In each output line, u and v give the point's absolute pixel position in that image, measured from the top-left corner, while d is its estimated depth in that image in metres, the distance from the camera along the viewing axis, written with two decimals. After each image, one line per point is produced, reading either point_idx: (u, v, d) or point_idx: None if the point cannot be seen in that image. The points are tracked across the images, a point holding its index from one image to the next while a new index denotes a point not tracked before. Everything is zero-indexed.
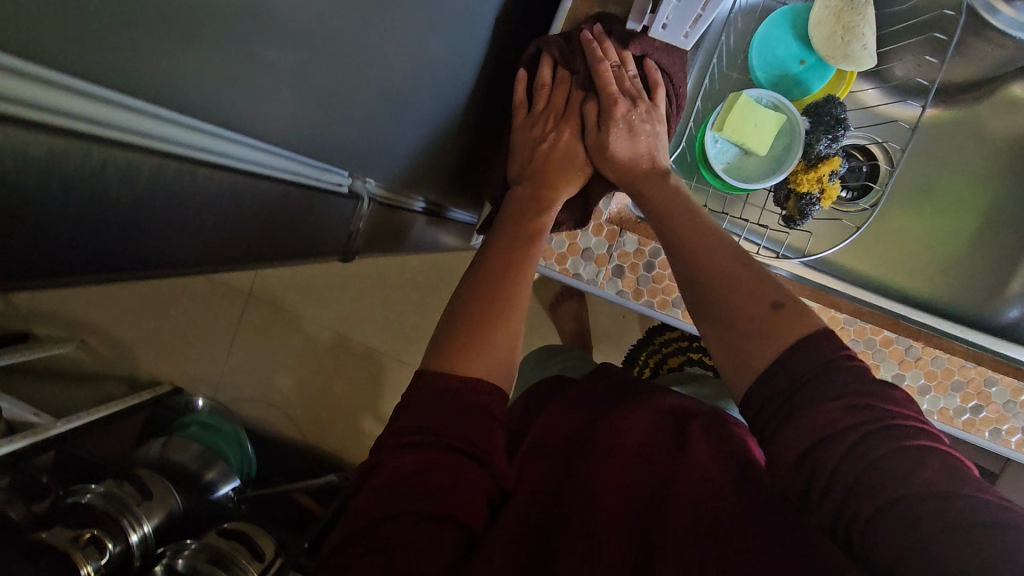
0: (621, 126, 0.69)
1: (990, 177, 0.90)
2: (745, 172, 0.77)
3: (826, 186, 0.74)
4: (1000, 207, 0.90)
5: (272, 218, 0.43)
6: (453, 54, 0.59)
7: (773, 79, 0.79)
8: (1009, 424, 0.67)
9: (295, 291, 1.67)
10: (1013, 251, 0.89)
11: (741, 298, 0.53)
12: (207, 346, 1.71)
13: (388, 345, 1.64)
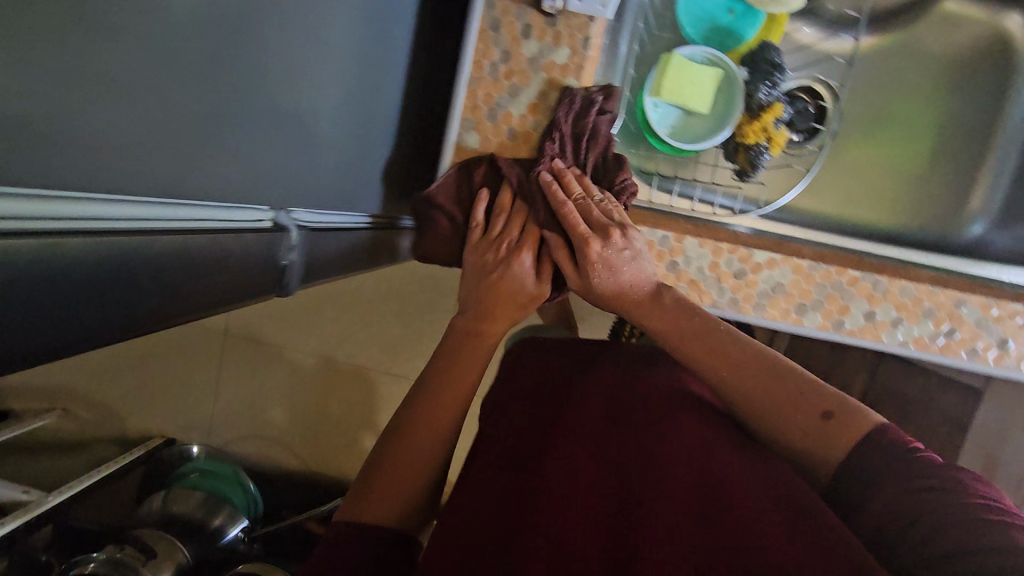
0: (599, 267, 0.63)
1: (936, 96, 0.89)
2: (690, 132, 0.76)
3: (771, 134, 0.73)
4: (950, 125, 0.89)
5: (192, 279, 0.38)
6: (354, 53, 0.54)
7: (705, 33, 0.77)
8: (983, 340, 0.67)
9: (272, 321, 1.63)
10: (970, 167, 0.89)
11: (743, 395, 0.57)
12: (191, 393, 1.67)
13: (375, 360, 1.62)
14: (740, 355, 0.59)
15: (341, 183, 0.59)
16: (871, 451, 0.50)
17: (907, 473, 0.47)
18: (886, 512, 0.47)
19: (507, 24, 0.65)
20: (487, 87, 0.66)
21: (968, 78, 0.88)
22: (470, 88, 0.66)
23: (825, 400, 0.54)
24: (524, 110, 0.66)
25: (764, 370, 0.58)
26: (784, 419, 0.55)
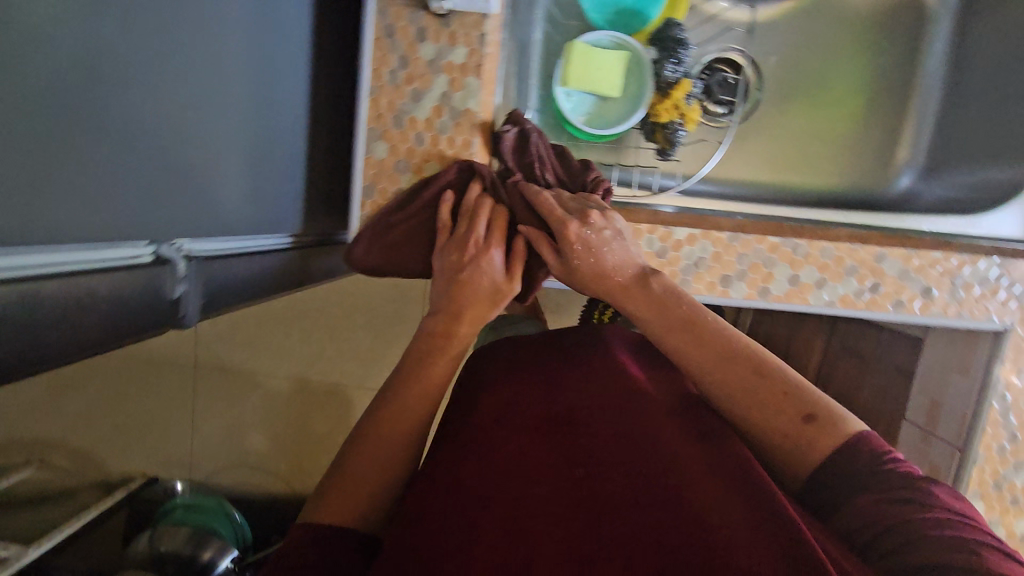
0: (579, 245, 0.59)
1: (853, 55, 0.90)
2: (606, 118, 0.76)
3: (684, 110, 0.73)
4: (869, 81, 0.90)
5: (52, 326, 0.34)
6: (229, 66, 0.52)
7: (610, 17, 0.77)
8: (908, 292, 0.68)
9: (242, 348, 1.57)
10: (892, 121, 0.89)
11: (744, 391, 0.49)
12: (167, 429, 1.59)
13: (349, 375, 1.59)
14: (719, 353, 0.51)
15: (251, 205, 0.59)
16: (853, 453, 0.44)
17: (874, 482, 0.42)
18: (858, 519, 0.41)
19: (402, 28, 0.65)
20: (389, 95, 0.66)
21: (882, 34, 0.89)
22: (372, 97, 0.66)
23: (807, 402, 0.47)
24: (429, 113, 0.66)
25: (751, 364, 0.50)
26: (775, 422, 0.47)
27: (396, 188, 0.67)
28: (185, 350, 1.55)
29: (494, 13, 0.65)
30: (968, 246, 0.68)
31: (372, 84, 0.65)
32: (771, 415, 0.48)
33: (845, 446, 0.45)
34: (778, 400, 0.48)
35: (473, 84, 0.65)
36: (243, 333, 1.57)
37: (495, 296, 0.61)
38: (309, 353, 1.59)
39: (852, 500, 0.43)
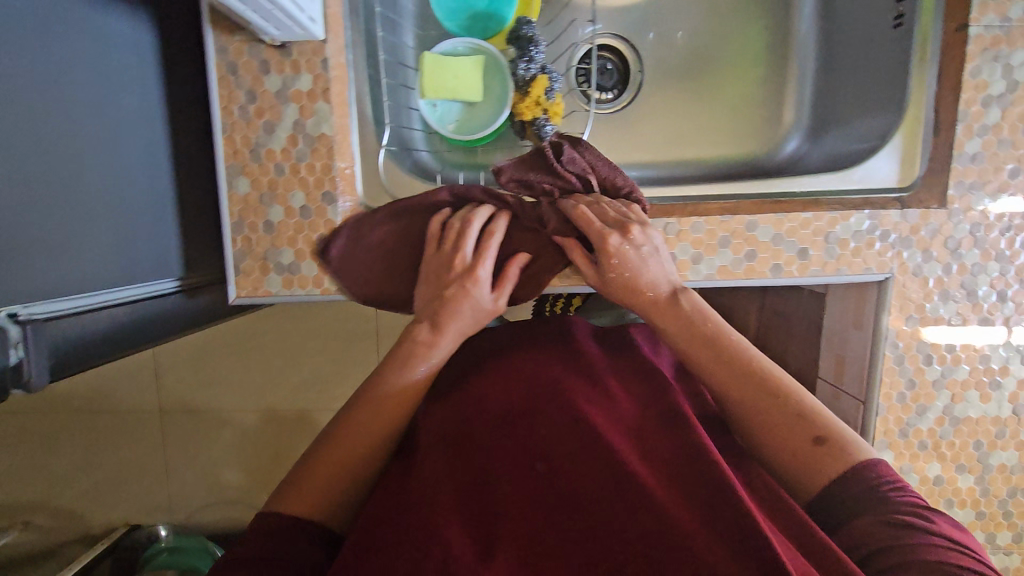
0: (615, 260, 0.61)
1: (731, 26, 0.89)
2: (476, 123, 0.75)
3: (546, 106, 0.72)
4: (747, 45, 0.89)
5: None
6: (55, 126, 0.50)
7: (466, 23, 0.74)
8: (785, 256, 0.68)
9: (203, 384, 1.43)
10: (777, 86, 0.88)
11: (759, 404, 0.52)
12: (129, 485, 1.46)
13: (316, 403, 1.44)
14: (740, 375, 0.54)
15: (113, 259, 0.57)
16: (856, 479, 0.47)
17: (877, 500, 0.45)
18: (851, 540, 0.45)
19: (244, 62, 0.64)
20: (242, 130, 0.66)
21: (756, 1, 0.88)
22: (226, 135, 0.66)
23: (820, 426, 0.50)
24: (285, 143, 0.66)
25: (776, 390, 0.52)
26: (792, 446, 0.50)
27: (264, 222, 0.67)
28: (146, 395, 1.43)
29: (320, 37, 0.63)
30: (838, 203, 0.69)
31: (225, 122, 0.65)
32: (797, 436, 0.50)
33: (855, 469, 0.47)
34: (790, 419, 0.50)
35: (323, 108, 0.65)
36: (200, 369, 1.43)
37: (488, 316, 0.62)
38: (274, 384, 1.44)
39: (840, 529, 0.46)
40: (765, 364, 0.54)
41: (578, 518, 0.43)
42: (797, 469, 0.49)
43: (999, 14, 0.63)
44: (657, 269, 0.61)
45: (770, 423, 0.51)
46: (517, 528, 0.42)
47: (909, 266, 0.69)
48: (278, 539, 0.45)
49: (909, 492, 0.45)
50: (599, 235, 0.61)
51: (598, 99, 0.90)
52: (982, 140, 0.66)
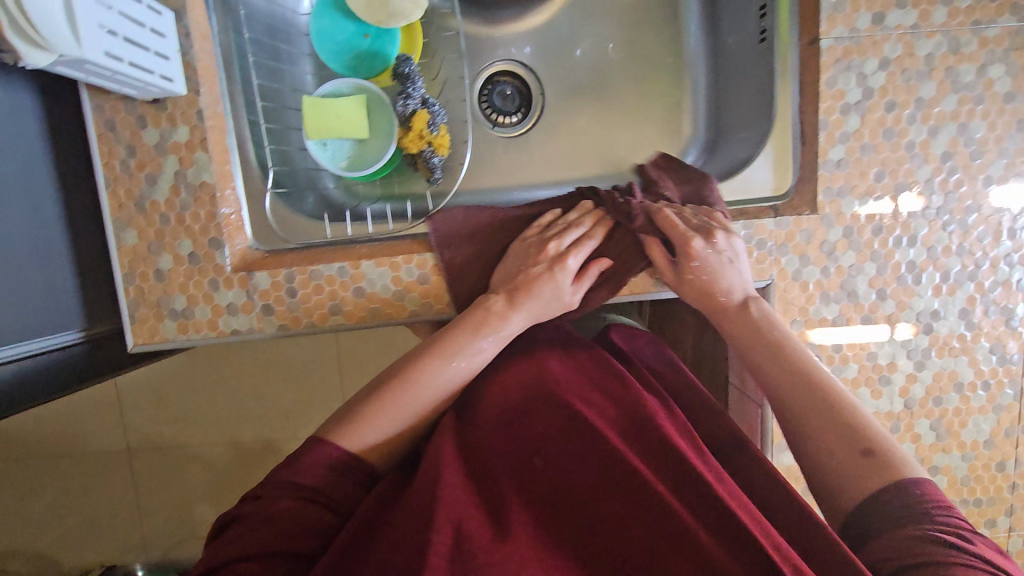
0: (698, 263, 0.67)
1: (625, 37, 0.89)
2: (367, 158, 0.75)
3: (430, 138, 0.74)
4: (647, 60, 0.90)
5: None
6: None
7: (350, 62, 0.76)
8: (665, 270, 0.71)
9: (166, 417, 1.36)
10: (674, 97, 0.89)
11: (813, 406, 0.59)
12: (99, 527, 1.41)
13: (280, 430, 1.37)
14: (799, 383, 0.61)
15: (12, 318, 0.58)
16: (901, 497, 0.51)
17: (919, 516, 0.49)
18: (889, 549, 0.48)
19: (122, 119, 0.66)
20: (125, 185, 0.67)
21: (648, 14, 0.89)
22: (111, 190, 0.67)
23: (870, 439, 0.55)
24: (168, 194, 0.67)
25: (835, 399, 0.59)
26: (841, 454, 0.55)
27: (154, 270, 0.69)
28: (112, 435, 1.36)
29: (181, 92, 0.64)
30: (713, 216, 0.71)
31: (109, 177, 0.67)
32: (846, 446, 0.56)
33: (898, 486, 0.51)
34: (849, 425, 0.57)
35: (202, 158, 0.66)
36: (166, 405, 1.36)
37: (562, 305, 0.70)
38: (241, 412, 1.36)
39: (875, 540, 0.50)
40: (815, 366, 0.62)
41: (584, 517, 0.50)
42: (831, 478, 0.55)
43: (847, 26, 0.65)
44: (733, 277, 0.67)
45: (815, 428, 0.58)
46: (532, 523, 0.50)
47: (789, 272, 0.70)
48: (336, 479, 0.56)
49: (957, 518, 0.49)
50: (685, 239, 0.68)
51: (501, 123, 0.91)
52: (845, 147, 0.68)
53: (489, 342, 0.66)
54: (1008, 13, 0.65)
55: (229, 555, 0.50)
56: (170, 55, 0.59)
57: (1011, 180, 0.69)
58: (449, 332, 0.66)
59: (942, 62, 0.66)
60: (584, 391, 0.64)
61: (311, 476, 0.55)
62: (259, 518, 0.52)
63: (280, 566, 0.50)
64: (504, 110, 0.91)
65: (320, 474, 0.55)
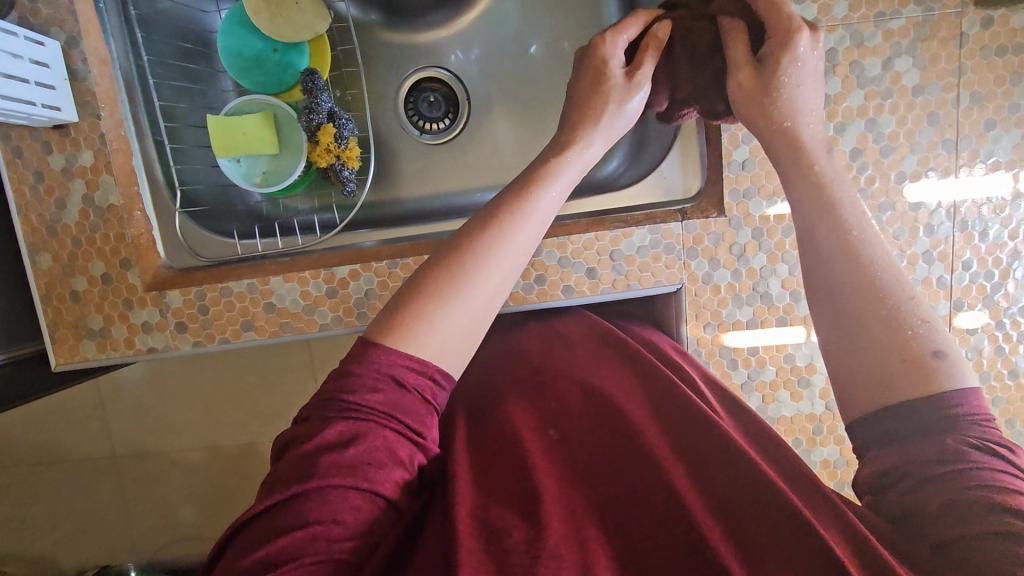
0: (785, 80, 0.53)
1: (550, 39, 0.88)
2: (281, 172, 0.77)
3: (339, 151, 0.76)
4: (573, 64, 0.88)
5: None
6: None
7: (259, 78, 0.78)
8: (573, 276, 0.70)
9: (140, 423, 1.21)
10: None
11: (873, 308, 0.45)
12: (86, 539, 1.26)
13: (261, 436, 1.21)
14: (851, 270, 0.46)
15: None
16: (923, 410, 0.42)
17: (953, 423, 0.41)
18: (915, 449, 0.41)
19: (29, 145, 0.67)
20: (36, 210, 0.69)
21: (571, 14, 0.87)
22: (23, 216, 0.69)
23: (938, 338, 0.44)
24: (78, 217, 0.69)
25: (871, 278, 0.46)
26: (882, 364, 0.43)
27: (70, 291, 0.70)
28: (93, 440, 1.22)
29: (76, 119, 0.66)
30: (621, 221, 0.70)
31: (21, 203, 0.69)
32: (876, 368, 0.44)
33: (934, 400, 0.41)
34: (907, 334, 0.44)
35: (107, 181, 0.68)
36: (146, 409, 1.21)
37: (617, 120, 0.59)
38: (221, 418, 1.21)
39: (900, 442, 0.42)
40: (869, 243, 0.47)
41: (611, 483, 0.49)
42: (872, 373, 0.44)
43: None
44: (810, 97, 0.54)
45: (865, 332, 0.45)
46: (558, 497, 0.48)
47: (699, 276, 0.69)
48: (389, 391, 0.46)
49: (990, 424, 0.41)
50: (790, 23, 0.53)
51: (429, 130, 0.91)
52: (750, 146, 0.66)
53: (546, 201, 0.54)
54: (911, 4, 0.63)
55: (282, 493, 0.43)
56: (54, 83, 0.62)
57: (925, 176, 0.66)
58: (499, 204, 0.54)
59: (846, 57, 0.64)
60: (595, 366, 0.65)
61: (369, 391, 0.46)
62: (313, 441, 0.45)
63: (344, 501, 0.42)
64: (431, 116, 0.91)
65: (377, 392, 0.46)
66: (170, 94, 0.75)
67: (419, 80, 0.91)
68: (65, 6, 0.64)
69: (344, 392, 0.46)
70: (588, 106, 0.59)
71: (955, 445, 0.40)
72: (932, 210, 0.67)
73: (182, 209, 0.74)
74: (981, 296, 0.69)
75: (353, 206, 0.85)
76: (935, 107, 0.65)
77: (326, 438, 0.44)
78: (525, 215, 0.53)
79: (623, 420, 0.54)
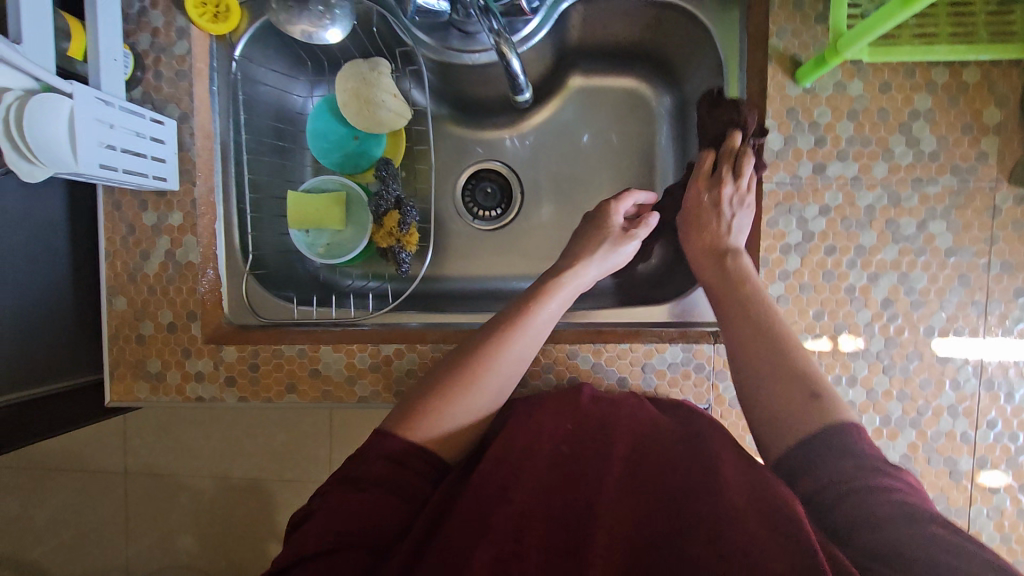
0: (717, 211, 0.72)
1: (604, 149, 0.94)
2: (343, 247, 0.83)
3: (400, 236, 0.82)
4: (625, 173, 0.94)
5: None
6: None
7: (339, 160, 0.87)
8: (605, 382, 0.73)
9: (158, 448, 1.24)
10: None
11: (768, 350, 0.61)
12: (82, 554, 1.27)
13: (270, 479, 1.22)
14: (758, 323, 0.63)
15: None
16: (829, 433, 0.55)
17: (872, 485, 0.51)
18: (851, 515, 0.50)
19: (127, 200, 0.75)
20: (123, 257, 0.75)
21: (626, 130, 0.94)
22: (109, 260, 0.76)
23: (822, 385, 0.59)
24: (157, 269, 0.75)
25: (799, 374, 0.59)
26: (788, 395, 0.58)
27: (137, 334, 0.76)
28: (112, 457, 1.25)
29: (178, 188, 0.74)
30: (656, 335, 0.74)
31: (110, 249, 0.76)
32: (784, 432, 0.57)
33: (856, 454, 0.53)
34: (794, 377, 0.59)
35: (191, 241, 0.74)
36: (168, 432, 1.24)
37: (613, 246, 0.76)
38: (239, 456, 1.22)
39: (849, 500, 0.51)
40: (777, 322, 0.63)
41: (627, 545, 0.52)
42: (775, 407, 0.59)
43: (789, 173, 0.69)
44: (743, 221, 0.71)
45: (763, 370, 0.61)
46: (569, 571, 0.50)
47: (726, 399, 0.72)
48: (382, 465, 0.57)
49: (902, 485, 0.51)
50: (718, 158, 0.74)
51: (482, 217, 0.97)
52: (785, 284, 0.70)
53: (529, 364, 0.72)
54: (948, 174, 0.68)
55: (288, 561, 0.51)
56: (166, 158, 0.70)
57: (954, 332, 0.69)
58: (510, 310, 0.68)
59: (882, 214, 0.68)
60: (629, 411, 0.64)
61: (366, 468, 0.57)
62: (320, 506, 0.55)
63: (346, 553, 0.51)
64: (488, 205, 0.97)
65: (377, 465, 0.57)
66: (258, 166, 0.82)
67: (479, 170, 0.97)
68: (185, 87, 0.73)
69: (371, 481, 0.56)
70: (592, 235, 0.78)
71: (878, 489, 0.50)
72: (959, 366, 0.69)
73: (250, 271, 0.79)
74: (1005, 456, 0.70)
75: (409, 280, 0.90)
76: (966, 269, 0.68)
77: (330, 503, 0.55)
78: (518, 366, 0.65)
79: (656, 494, 0.57)
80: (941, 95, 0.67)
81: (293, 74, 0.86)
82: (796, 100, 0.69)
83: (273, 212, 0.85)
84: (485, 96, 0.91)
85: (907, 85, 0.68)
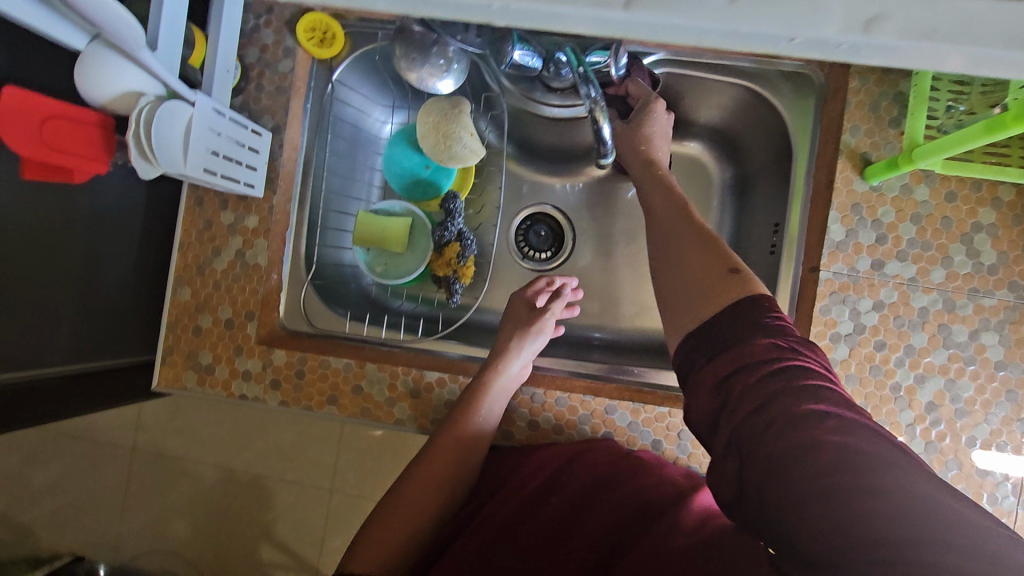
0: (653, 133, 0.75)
1: None
2: (400, 269, 0.87)
3: (458, 267, 0.86)
4: None
5: None
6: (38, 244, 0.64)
7: (409, 184, 0.90)
8: (638, 443, 0.74)
9: (176, 431, 1.26)
10: None
11: (688, 248, 0.58)
12: (77, 523, 1.28)
13: (277, 482, 1.23)
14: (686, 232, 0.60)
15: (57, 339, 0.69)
16: (730, 313, 0.49)
17: (759, 364, 0.46)
18: (748, 393, 0.45)
19: (209, 198, 0.79)
20: (195, 251, 0.79)
21: None
22: (182, 252, 0.79)
23: (732, 259, 0.54)
24: (225, 265, 0.79)
25: (703, 259, 0.55)
26: (705, 271, 0.54)
27: (194, 325, 0.79)
28: (129, 434, 1.27)
29: (261, 195, 0.78)
30: None
31: (184, 240, 0.79)
32: (691, 308, 0.52)
33: (751, 317, 0.48)
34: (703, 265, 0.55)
35: (261, 244, 0.78)
36: (188, 418, 1.26)
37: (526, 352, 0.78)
38: (252, 453, 1.24)
39: (748, 384, 0.45)
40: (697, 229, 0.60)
41: None
42: (688, 285, 0.54)
43: (848, 264, 0.71)
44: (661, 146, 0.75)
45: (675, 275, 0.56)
46: None
47: None
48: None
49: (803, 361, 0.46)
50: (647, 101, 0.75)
51: (532, 256, 0.97)
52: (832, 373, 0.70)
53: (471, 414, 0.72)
54: (1005, 288, 0.69)
55: None
56: (258, 166, 0.75)
57: (996, 446, 0.68)
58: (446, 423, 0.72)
59: (936, 317, 0.69)
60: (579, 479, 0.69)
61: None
62: None
63: None
64: (541, 244, 0.97)
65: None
66: (332, 181, 0.86)
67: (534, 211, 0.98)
68: (283, 102, 0.78)
69: None
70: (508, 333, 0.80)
71: (773, 365, 0.45)
72: (998, 481, 0.68)
73: (311, 280, 0.82)
74: None
75: (456, 311, 0.92)
76: (1015, 385, 0.68)
77: None
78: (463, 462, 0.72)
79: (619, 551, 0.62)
80: (1006, 212, 0.69)
81: (377, 102, 0.90)
82: (862, 196, 0.71)
83: (339, 227, 0.88)
84: (555, 145, 0.94)
85: (974, 197, 0.69)
